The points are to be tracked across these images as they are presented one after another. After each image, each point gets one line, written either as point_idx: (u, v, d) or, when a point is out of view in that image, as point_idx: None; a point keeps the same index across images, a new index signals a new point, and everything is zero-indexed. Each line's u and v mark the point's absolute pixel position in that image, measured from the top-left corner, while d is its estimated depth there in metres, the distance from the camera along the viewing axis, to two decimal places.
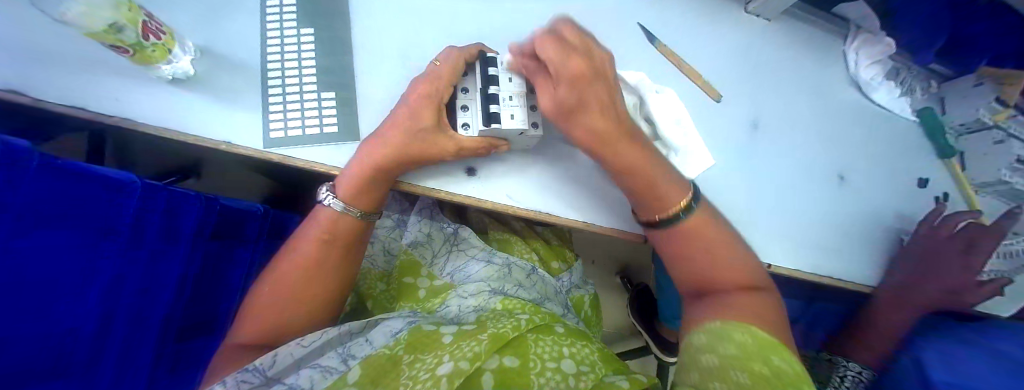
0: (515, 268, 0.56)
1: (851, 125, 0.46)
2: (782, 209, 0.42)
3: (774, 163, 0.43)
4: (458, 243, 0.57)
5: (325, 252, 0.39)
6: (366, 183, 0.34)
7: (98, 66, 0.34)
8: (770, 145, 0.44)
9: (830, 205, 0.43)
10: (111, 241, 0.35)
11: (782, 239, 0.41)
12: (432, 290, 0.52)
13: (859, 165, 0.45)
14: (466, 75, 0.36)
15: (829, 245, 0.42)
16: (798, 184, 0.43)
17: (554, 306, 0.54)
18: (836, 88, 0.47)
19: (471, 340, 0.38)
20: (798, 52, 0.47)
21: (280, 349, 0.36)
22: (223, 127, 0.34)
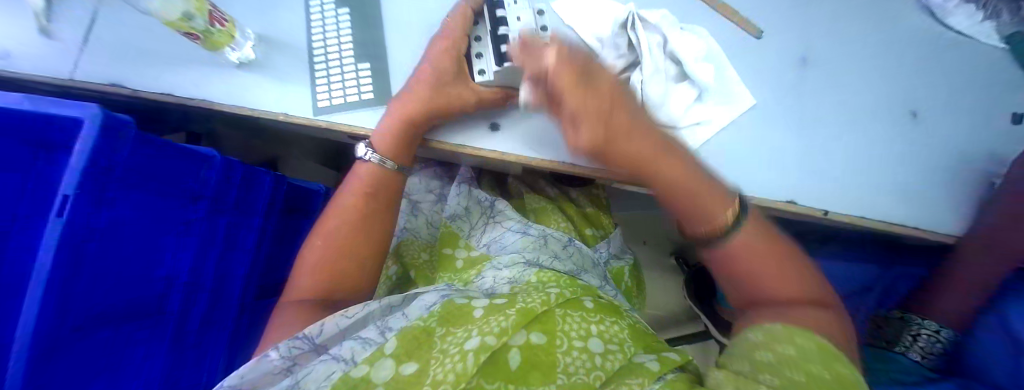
0: (551, 240, 0.55)
1: (922, 56, 0.41)
2: (838, 152, 0.39)
3: (827, 103, 0.40)
4: (493, 215, 0.60)
5: (367, 203, 0.45)
6: (400, 139, 0.38)
7: (182, 57, 0.41)
8: (818, 84, 0.40)
9: (895, 145, 0.39)
10: (197, 205, 0.42)
11: (838, 183, 0.38)
12: (468, 261, 0.54)
13: (933, 100, 0.40)
14: (478, 24, 0.39)
15: (899, 190, 0.38)
16: (856, 124, 0.39)
17: (591, 278, 0.54)
18: (900, 18, 0.42)
19: (500, 315, 0.40)
20: None
21: (327, 320, 0.39)
22: (278, 100, 0.39)
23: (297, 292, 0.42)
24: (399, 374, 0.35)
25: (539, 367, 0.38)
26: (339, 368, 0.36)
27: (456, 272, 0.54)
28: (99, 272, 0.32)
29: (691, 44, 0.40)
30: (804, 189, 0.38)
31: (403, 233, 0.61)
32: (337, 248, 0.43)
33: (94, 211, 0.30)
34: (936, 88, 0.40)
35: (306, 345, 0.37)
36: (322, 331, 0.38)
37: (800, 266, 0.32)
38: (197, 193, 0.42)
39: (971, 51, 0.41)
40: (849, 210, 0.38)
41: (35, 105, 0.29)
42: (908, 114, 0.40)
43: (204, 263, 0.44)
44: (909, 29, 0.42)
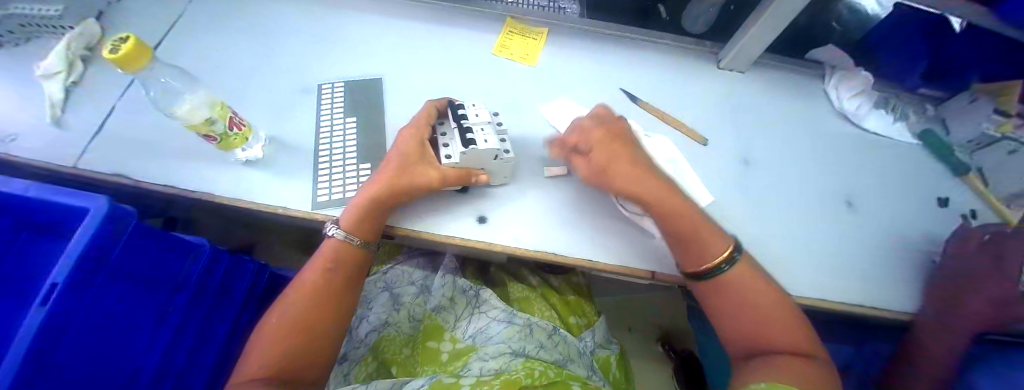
0: (536, 328, 0.56)
1: (849, 153, 0.49)
2: (795, 235, 0.43)
3: (780, 191, 0.45)
4: (479, 305, 0.60)
5: (324, 275, 0.41)
6: (362, 216, 0.40)
7: (192, 155, 0.44)
8: (765, 177, 0.46)
9: (843, 229, 0.44)
10: (179, 295, 0.45)
11: (804, 266, 0.41)
12: (454, 353, 0.54)
13: (866, 190, 0.46)
14: (441, 122, 0.46)
15: (855, 269, 0.42)
16: (806, 210, 0.45)
17: (578, 367, 0.53)
18: (824, 122, 0.51)
19: (485, 387, 0.42)
20: (781, 96, 0.53)
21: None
22: (280, 194, 0.42)
23: (251, 369, 0.36)
24: None
25: None
26: None
27: (441, 365, 0.54)
28: (57, 366, 0.32)
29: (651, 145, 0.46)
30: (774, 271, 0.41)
31: (381, 329, 0.59)
32: (295, 327, 0.39)
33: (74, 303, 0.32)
34: (869, 179, 0.47)
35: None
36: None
37: (796, 319, 0.37)
38: (174, 285, 0.44)
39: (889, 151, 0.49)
40: (819, 293, 0.40)
41: (41, 195, 0.33)
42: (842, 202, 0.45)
43: (175, 366, 0.45)
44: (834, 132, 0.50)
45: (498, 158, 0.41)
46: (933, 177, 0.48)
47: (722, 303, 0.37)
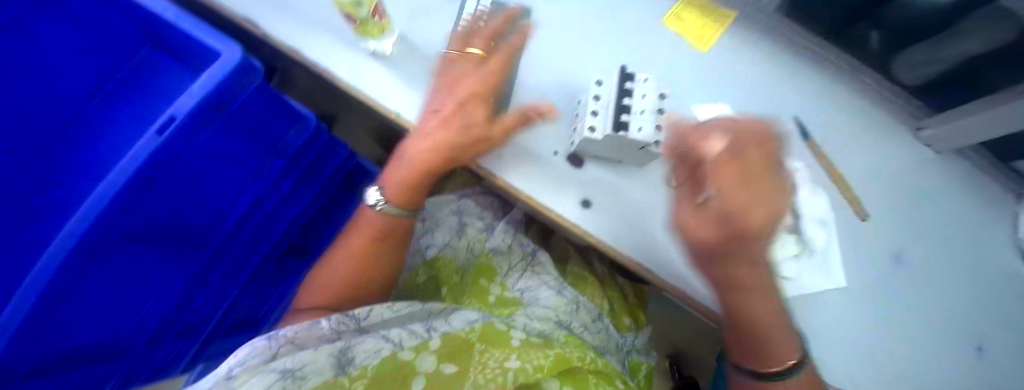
0: (581, 308, 0.61)
1: (959, 270, 0.50)
2: (875, 328, 0.46)
3: (879, 284, 0.47)
4: (534, 264, 0.65)
5: (381, 242, 0.51)
6: (408, 188, 0.48)
7: (331, 28, 0.47)
8: (866, 261, 0.48)
9: (919, 339, 0.46)
10: (276, 160, 0.61)
11: (868, 358, 0.45)
12: (501, 300, 0.60)
13: (957, 308, 0.48)
14: (603, 84, 0.44)
15: (917, 379, 0.45)
16: (893, 307, 0.47)
17: (613, 360, 0.59)
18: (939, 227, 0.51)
19: (538, 351, 0.44)
20: (916, 180, 0.52)
21: (374, 307, 0.42)
22: (399, 102, 0.46)
23: (316, 291, 0.51)
24: (440, 371, 0.39)
25: None
26: (387, 346, 0.39)
27: (486, 305, 0.60)
28: (169, 185, 0.49)
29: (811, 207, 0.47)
30: (832, 352, 0.44)
31: (441, 248, 0.65)
32: (357, 269, 0.51)
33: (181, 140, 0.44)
34: (970, 305, 0.49)
35: (353, 323, 0.41)
36: (370, 315, 0.42)
37: None
38: (275, 150, 0.60)
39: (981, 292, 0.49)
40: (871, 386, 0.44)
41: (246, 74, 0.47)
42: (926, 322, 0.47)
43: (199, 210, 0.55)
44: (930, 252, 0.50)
45: (644, 148, 0.41)
46: (1009, 338, 0.48)
47: None
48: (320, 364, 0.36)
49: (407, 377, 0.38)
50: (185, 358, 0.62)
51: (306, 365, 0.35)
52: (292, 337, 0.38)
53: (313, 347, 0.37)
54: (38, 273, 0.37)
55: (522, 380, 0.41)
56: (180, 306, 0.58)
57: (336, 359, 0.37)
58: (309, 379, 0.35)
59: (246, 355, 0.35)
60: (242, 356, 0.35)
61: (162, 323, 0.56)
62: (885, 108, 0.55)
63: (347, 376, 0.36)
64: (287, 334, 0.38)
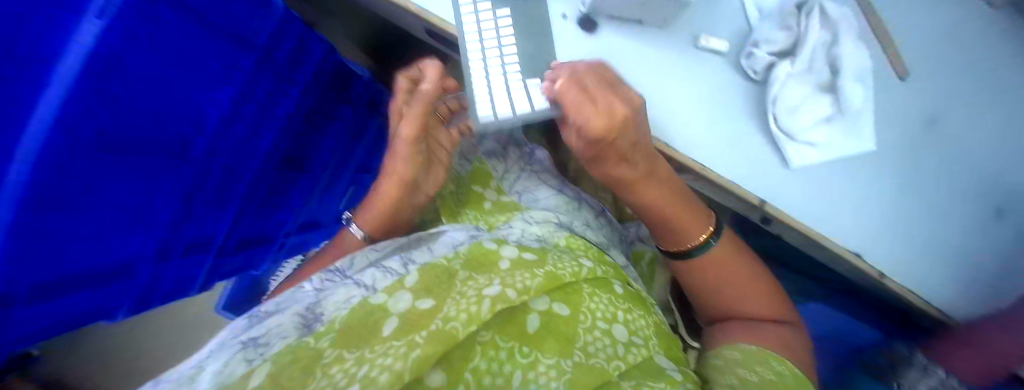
0: (582, 204, 0.62)
1: (944, 125, 0.54)
2: (842, 181, 0.52)
3: (860, 146, 0.53)
4: (531, 164, 0.65)
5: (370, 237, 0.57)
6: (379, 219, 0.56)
7: None
8: (852, 115, 0.52)
9: (897, 191, 0.53)
10: (245, 57, 0.50)
11: (833, 211, 0.52)
12: (497, 204, 0.59)
13: (938, 157, 0.54)
14: None
15: (880, 226, 0.53)
16: (878, 159, 0.53)
17: (616, 255, 0.58)
18: (932, 82, 0.55)
19: (526, 272, 0.44)
20: (919, 27, 0.56)
21: (357, 255, 0.49)
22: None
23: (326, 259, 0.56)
24: (415, 307, 0.39)
25: (554, 331, 0.43)
26: (360, 293, 0.40)
27: (484, 212, 0.58)
28: (137, 73, 0.35)
29: (851, 62, 0.51)
30: (798, 205, 0.52)
31: None
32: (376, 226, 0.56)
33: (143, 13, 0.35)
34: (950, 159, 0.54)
35: (338, 276, 0.46)
36: (352, 264, 0.48)
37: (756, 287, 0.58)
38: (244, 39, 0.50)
39: (961, 155, 0.54)
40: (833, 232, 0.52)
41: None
42: (904, 179, 0.53)
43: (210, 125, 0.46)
44: (918, 118, 0.54)
45: None
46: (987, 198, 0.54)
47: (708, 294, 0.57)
48: (285, 327, 0.37)
49: (378, 320, 0.38)
50: (198, 280, 0.56)
51: (272, 330, 0.36)
52: (272, 311, 0.41)
53: (281, 313, 0.39)
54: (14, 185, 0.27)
55: (501, 306, 0.39)
56: (178, 228, 0.46)
57: (301, 319, 0.38)
58: (273, 343, 0.35)
59: (229, 335, 0.38)
60: (228, 333, 0.38)
61: (161, 248, 0.46)
62: None
63: (313, 333, 0.36)
64: (268, 309, 0.41)
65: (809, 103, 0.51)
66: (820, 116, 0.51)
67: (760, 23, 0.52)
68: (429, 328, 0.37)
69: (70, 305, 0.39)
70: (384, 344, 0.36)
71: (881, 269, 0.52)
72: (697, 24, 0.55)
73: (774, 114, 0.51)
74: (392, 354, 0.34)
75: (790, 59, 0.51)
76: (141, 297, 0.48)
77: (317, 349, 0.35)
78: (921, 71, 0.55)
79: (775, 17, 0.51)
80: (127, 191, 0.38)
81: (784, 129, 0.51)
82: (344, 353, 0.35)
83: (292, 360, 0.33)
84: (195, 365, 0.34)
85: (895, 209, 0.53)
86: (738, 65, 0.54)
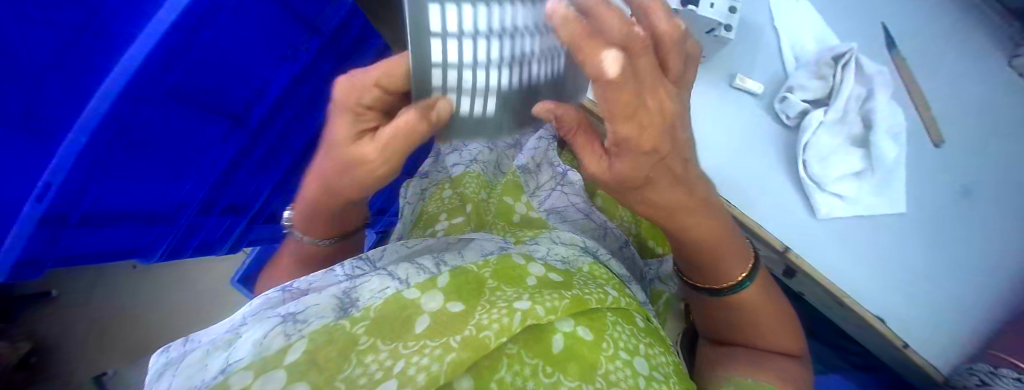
0: (609, 235, 0.61)
1: (965, 204, 0.56)
2: (864, 239, 0.53)
3: (885, 211, 0.53)
4: (564, 183, 0.66)
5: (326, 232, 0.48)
6: (322, 226, 0.46)
7: None
8: (878, 174, 0.53)
9: (915, 261, 0.54)
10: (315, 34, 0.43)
11: (854, 271, 0.52)
12: (524, 219, 0.58)
13: (960, 234, 0.55)
14: None
15: (899, 294, 0.53)
16: (903, 226, 0.54)
17: (637, 290, 0.57)
18: (958, 160, 0.57)
19: (554, 292, 0.43)
20: (950, 104, 0.58)
21: (388, 246, 0.48)
22: None
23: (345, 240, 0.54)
24: (447, 309, 0.39)
25: (577, 356, 0.41)
26: (393, 285, 0.40)
27: (513, 224, 0.59)
28: (203, 60, 0.34)
29: (884, 119, 0.52)
30: (817, 255, 0.52)
31: (463, 167, 0.64)
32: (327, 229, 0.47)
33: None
34: (967, 236, 0.55)
35: (367, 266, 0.45)
36: (384, 256, 0.47)
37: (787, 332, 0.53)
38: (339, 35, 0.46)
39: (982, 234, 0.56)
40: (850, 288, 0.52)
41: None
42: (929, 250, 0.54)
43: (255, 111, 0.44)
44: (943, 191, 0.55)
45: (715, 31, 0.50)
46: (993, 279, 0.55)
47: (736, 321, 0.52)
48: (322, 307, 0.37)
49: (411, 315, 0.38)
50: (226, 240, 0.58)
51: (310, 308, 0.36)
52: (306, 289, 0.41)
53: (317, 293, 0.38)
54: (83, 126, 0.30)
55: (532, 321, 0.39)
56: (223, 187, 0.48)
57: (338, 302, 0.38)
58: (310, 321, 0.35)
59: (262, 307, 0.38)
60: (261, 304, 0.38)
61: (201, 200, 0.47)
62: (944, 32, 0.60)
63: (348, 317, 0.36)
64: (301, 286, 0.41)
65: (840, 155, 0.52)
66: (850, 169, 0.52)
67: (798, 72, 0.54)
68: (463, 333, 0.36)
69: (110, 237, 0.43)
70: (418, 340, 0.36)
71: (902, 338, 0.52)
72: (738, 64, 0.55)
73: (804, 161, 0.52)
74: (427, 354, 0.35)
75: (823, 108, 0.52)
76: (174, 246, 0.51)
77: (352, 335, 0.35)
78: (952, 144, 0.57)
79: (810, 67, 0.53)
80: (179, 140, 0.39)
81: (813, 175, 0.51)
82: (378, 343, 0.35)
83: (328, 340, 0.34)
84: (230, 333, 0.35)
85: (917, 278, 0.54)
86: (772, 107, 0.54)
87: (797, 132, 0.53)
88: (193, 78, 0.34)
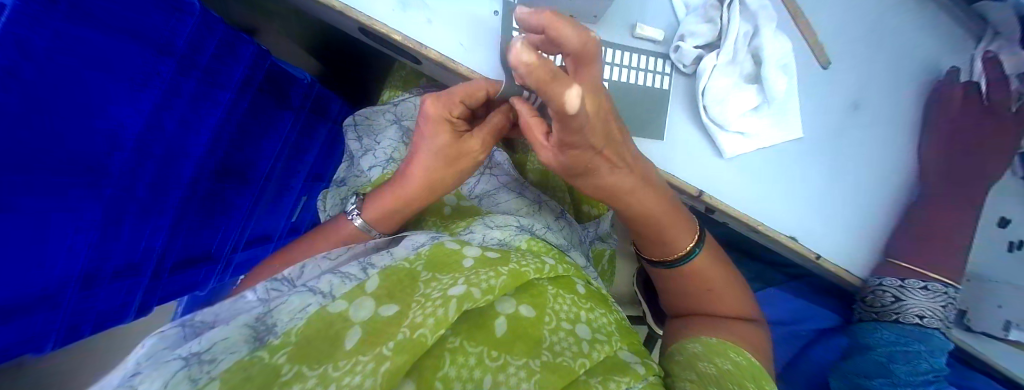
0: (544, 207, 0.62)
1: (862, 117, 0.59)
2: (770, 171, 0.56)
3: (786, 142, 0.57)
4: (491, 167, 0.64)
5: (398, 224, 0.54)
6: (405, 219, 0.54)
7: None
8: (773, 110, 0.56)
9: (824, 182, 0.57)
10: (165, 59, 0.44)
11: (764, 202, 0.56)
12: (457, 210, 0.58)
13: (860, 146, 0.59)
14: None
15: (806, 214, 0.57)
16: (808, 151, 0.57)
17: (577, 255, 0.59)
18: (853, 77, 0.60)
19: (491, 271, 0.43)
20: (840, 23, 0.61)
21: (307, 264, 0.46)
22: None
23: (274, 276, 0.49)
24: (379, 313, 0.38)
25: (521, 334, 0.41)
26: (316, 301, 0.38)
27: (444, 218, 0.58)
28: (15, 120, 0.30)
29: (773, 51, 0.55)
30: (723, 192, 0.55)
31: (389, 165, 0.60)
32: (402, 216, 0.54)
33: (19, 35, 0.29)
34: (867, 148, 0.59)
35: (285, 285, 0.42)
36: (302, 274, 0.45)
37: (738, 307, 0.59)
38: (155, 45, 0.42)
39: (880, 143, 0.60)
40: (761, 218, 0.56)
41: None
42: (833, 167, 0.58)
43: (120, 155, 0.41)
44: (839, 109, 0.59)
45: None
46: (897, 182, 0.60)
47: (699, 291, 0.58)
48: (232, 341, 0.34)
49: (340, 330, 0.36)
50: (134, 306, 0.50)
51: (216, 345, 0.34)
52: (212, 323, 0.37)
53: (225, 324, 0.35)
54: None
55: (469, 307, 0.38)
56: (104, 243, 0.42)
57: (252, 331, 0.35)
58: (220, 360, 0.32)
59: (158, 345, 0.34)
60: (156, 342, 0.34)
61: (89, 278, 0.42)
62: None
63: (267, 346, 0.34)
64: (205, 320, 0.37)
65: (737, 94, 0.54)
66: (747, 107, 0.54)
67: (689, 17, 0.56)
68: (396, 338, 0.35)
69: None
70: (348, 359, 0.34)
71: (814, 251, 0.57)
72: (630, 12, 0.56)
73: (704, 105, 0.54)
74: (359, 371, 0.32)
75: (715, 51, 0.54)
76: (70, 328, 0.43)
77: (273, 365, 0.33)
78: (843, 63, 0.60)
79: (700, 11, 0.55)
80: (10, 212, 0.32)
81: (713, 119, 0.54)
82: (303, 369, 0.33)
83: (244, 378, 0.31)
84: (123, 385, 0.30)
85: (823, 195, 0.57)
86: (669, 57, 0.56)
87: (695, 78, 0.56)
88: (16, 144, 0.30)
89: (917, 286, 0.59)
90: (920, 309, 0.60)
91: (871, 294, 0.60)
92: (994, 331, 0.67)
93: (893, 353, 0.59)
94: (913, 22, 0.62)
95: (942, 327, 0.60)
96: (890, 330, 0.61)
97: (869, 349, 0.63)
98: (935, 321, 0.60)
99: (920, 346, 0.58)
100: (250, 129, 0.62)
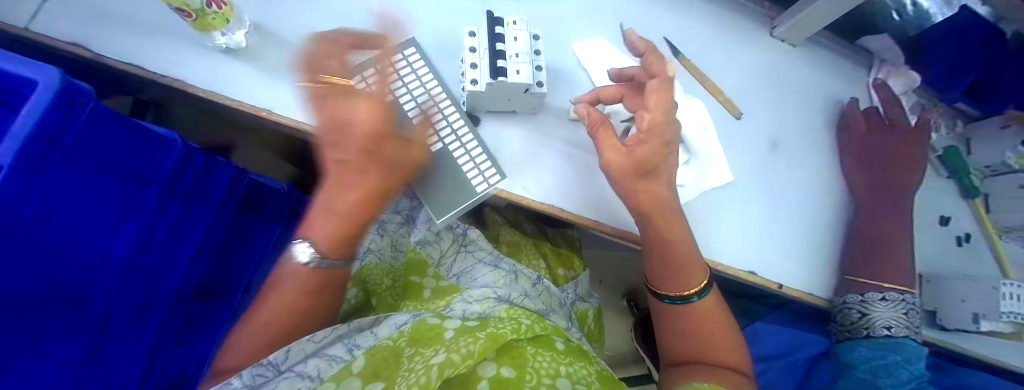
0: (521, 276, 0.63)
1: (789, 152, 0.65)
2: (715, 215, 0.60)
3: (723, 187, 0.61)
4: (465, 244, 0.66)
5: (344, 222, 0.51)
6: (349, 216, 0.51)
7: (165, 30, 0.50)
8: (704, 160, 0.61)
9: (768, 217, 0.61)
10: (148, 189, 0.48)
11: (716, 244, 0.58)
12: (436, 291, 0.61)
13: (791, 180, 0.64)
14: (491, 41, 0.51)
15: (759, 251, 0.59)
16: (746, 190, 0.62)
17: (559, 318, 0.60)
18: (774, 120, 0.66)
19: (469, 337, 0.44)
20: (752, 75, 0.68)
21: (292, 345, 0.45)
22: (265, 94, 0.50)
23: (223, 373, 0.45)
24: None
25: None
26: (305, 384, 0.41)
27: (423, 301, 0.60)
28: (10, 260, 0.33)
29: (688, 113, 0.61)
30: None
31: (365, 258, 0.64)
32: (345, 215, 0.50)
33: (23, 185, 0.32)
34: (800, 180, 0.64)
35: (270, 371, 0.43)
36: (288, 358, 0.44)
37: (731, 348, 0.58)
38: (139, 177, 0.47)
39: (810, 174, 0.65)
40: (716, 259, 0.58)
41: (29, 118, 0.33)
42: (773, 202, 0.62)
43: (101, 284, 0.43)
44: (769, 149, 0.64)
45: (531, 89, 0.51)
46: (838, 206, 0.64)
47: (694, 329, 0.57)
48: None
49: None
50: None
51: None
52: None
53: None
54: None
55: (450, 371, 0.39)
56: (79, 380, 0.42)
57: None
58: None
59: None
60: None
61: None
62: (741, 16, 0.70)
63: None
64: None
65: None
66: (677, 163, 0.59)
67: None
68: None
69: None
70: None
71: (777, 281, 0.59)
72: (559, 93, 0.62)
73: None
74: None
75: None
76: None
77: None
78: (762, 108, 0.66)
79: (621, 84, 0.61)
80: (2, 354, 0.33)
81: None
82: None
83: None
84: None
85: (769, 227, 0.61)
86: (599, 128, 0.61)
87: None
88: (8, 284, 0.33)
89: (877, 298, 0.61)
90: (885, 321, 0.62)
91: (840, 312, 0.62)
92: (965, 325, 0.65)
93: (874, 368, 0.62)
94: (813, 66, 0.70)
95: (912, 334, 0.62)
96: (864, 345, 0.64)
97: (850, 366, 0.66)
98: (903, 329, 0.62)
99: (895, 357, 0.61)
100: (225, 239, 0.65)
